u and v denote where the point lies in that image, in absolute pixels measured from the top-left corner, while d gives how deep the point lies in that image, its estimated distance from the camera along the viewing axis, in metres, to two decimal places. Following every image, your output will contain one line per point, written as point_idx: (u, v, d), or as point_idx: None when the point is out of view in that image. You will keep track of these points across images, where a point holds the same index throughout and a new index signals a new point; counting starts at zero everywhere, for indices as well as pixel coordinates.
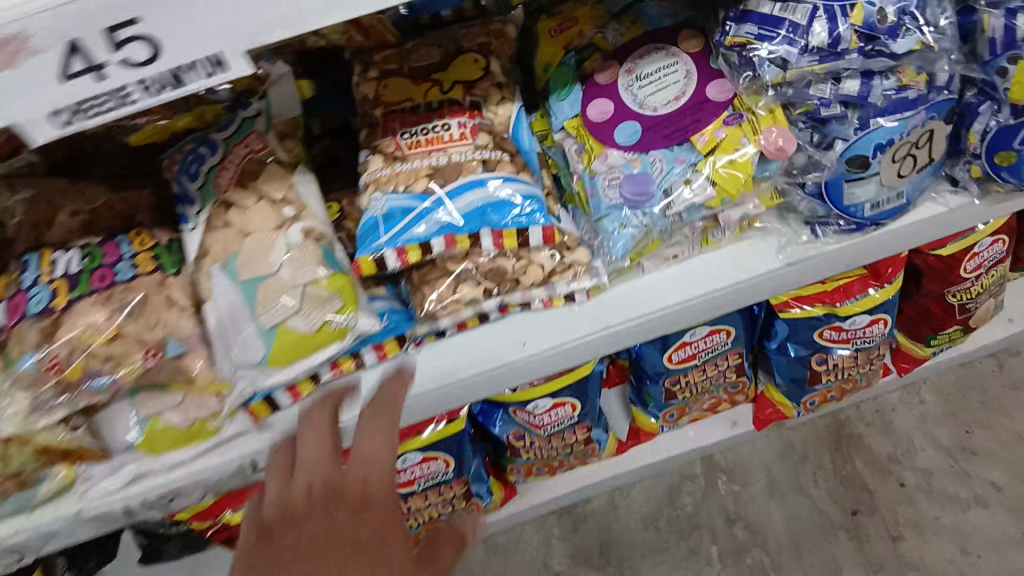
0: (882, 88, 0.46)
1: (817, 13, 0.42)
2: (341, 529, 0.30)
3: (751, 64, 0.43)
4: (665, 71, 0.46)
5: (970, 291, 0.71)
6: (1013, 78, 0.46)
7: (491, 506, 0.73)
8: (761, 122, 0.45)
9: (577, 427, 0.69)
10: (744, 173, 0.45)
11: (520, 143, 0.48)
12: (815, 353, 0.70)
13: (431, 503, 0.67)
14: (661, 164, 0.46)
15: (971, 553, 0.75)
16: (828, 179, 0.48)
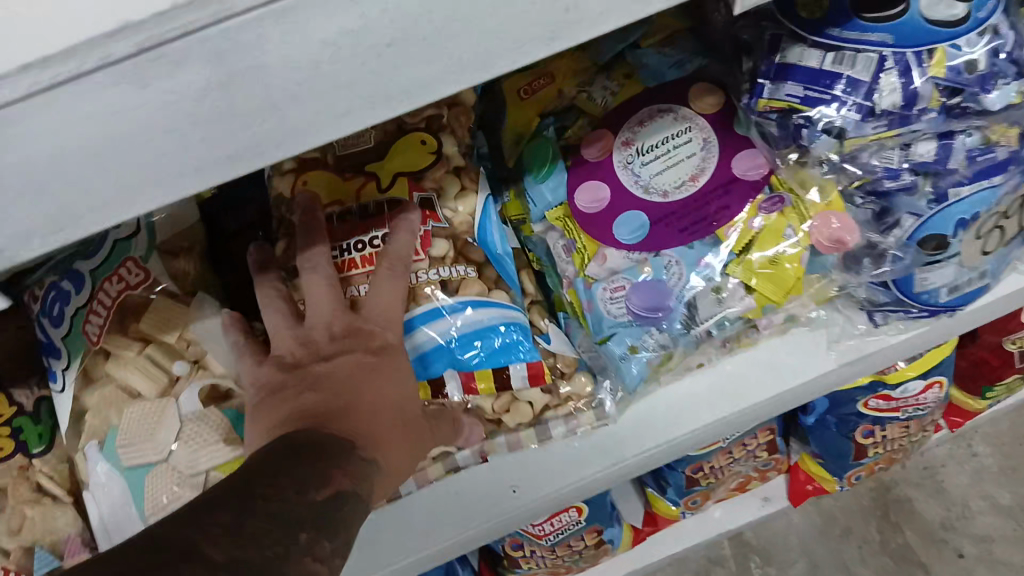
0: (964, 148, 0.33)
1: (886, 64, 0.31)
2: (357, 461, 0.26)
3: (794, 135, 0.33)
4: (675, 144, 0.36)
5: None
6: None
7: None
8: (811, 208, 0.35)
9: (584, 532, 0.58)
10: (795, 273, 0.35)
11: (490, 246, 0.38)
12: (859, 424, 0.58)
13: None
14: (678, 266, 0.36)
15: None
16: (893, 267, 0.36)
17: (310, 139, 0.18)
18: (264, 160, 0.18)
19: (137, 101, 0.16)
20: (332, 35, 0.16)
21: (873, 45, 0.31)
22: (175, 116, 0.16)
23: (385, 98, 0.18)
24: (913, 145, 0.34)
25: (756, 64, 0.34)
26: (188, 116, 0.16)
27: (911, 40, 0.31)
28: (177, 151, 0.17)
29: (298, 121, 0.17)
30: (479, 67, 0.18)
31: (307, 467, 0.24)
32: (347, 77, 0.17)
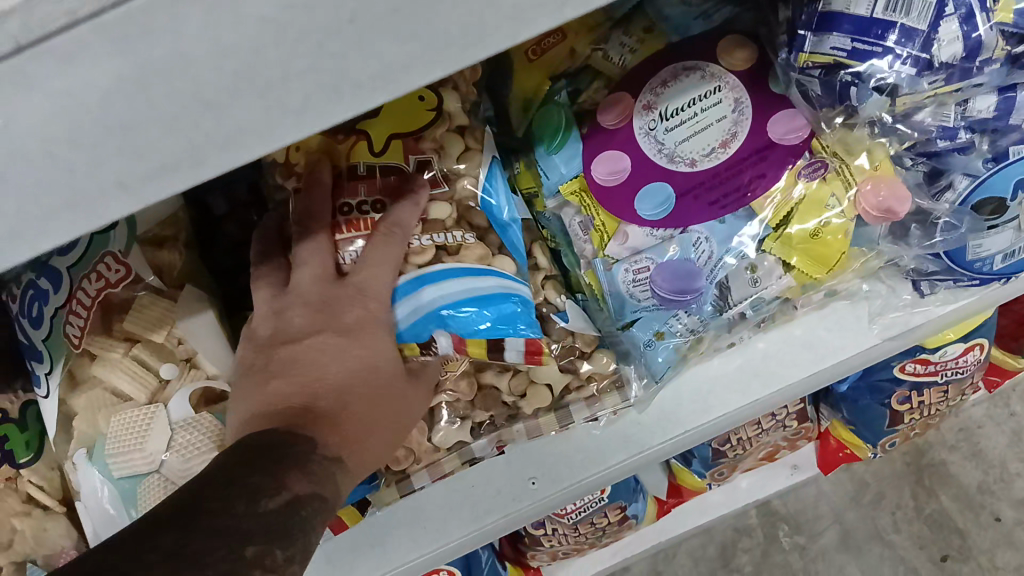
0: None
1: (946, 11, 0.27)
2: (320, 460, 0.24)
3: (838, 93, 0.29)
4: (703, 106, 0.33)
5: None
6: None
7: None
8: (857, 175, 0.32)
9: (608, 509, 0.56)
10: (838, 246, 0.33)
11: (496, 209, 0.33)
12: (896, 390, 0.55)
13: None
14: (708, 245, 0.33)
15: None
16: (949, 236, 0.33)
17: (261, 142, 0.15)
18: (205, 169, 0.15)
19: (34, 104, 0.13)
20: (273, 12, 0.13)
21: None
22: (84, 121, 0.13)
23: (352, 87, 0.15)
24: (973, 100, 0.30)
25: (792, 15, 0.30)
26: (97, 121, 0.13)
27: None
28: (98, 165, 0.14)
29: (241, 121, 0.14)
30: (466, 46, 0.15)
31: (266, 473, 0.22)
32: (299, 65, 0.14)
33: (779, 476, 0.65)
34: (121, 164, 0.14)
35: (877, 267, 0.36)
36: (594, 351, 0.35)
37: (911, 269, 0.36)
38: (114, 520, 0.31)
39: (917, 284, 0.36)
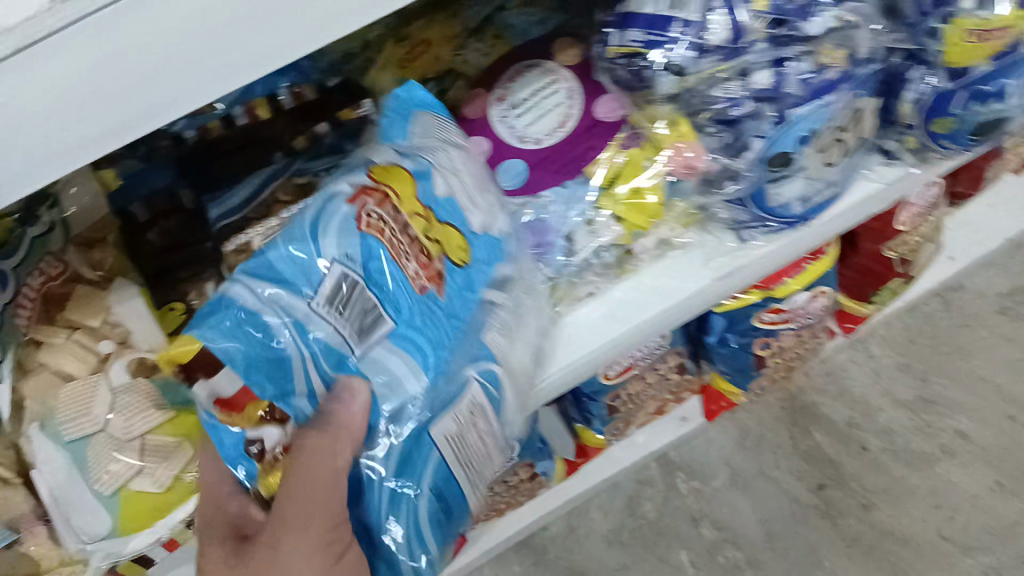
0: (797, 73, 0.37)
1: (713, 4, 0.35)
2: None
3: (638, 73, 0.37)
4: (543, 95, 0.40)
5: (909, 241, 0.67)
6: (947, 40, 0.40)
7: None
8: (665, 139, 0.40)
9: (519, 467, 0.62)
10: (656, 198, 0.41)
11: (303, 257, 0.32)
12: (755, 337, 0.63)
13: None
14: (555, 205, 0.41)
15: (945, 508, 0.73)
16: (747, 188, 0.40)
17: (178, 104, 0.22)
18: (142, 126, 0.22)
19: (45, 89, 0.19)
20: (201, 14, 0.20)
21: None
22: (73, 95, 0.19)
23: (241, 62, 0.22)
24: (752, 74, 0.37)
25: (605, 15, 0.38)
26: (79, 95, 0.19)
27: None
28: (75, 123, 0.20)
29: (161, 97, 0.21)
30: (317, 39, 0.23)
31: None
32: (209, 49, 0.21)
33: (671, 427, 0.73)
34: (84, 127, 0.20)
35: (693, 213, 0.44)
36: None
37: (731, 223, 0.43)
38: (66, 482, 0.36)
39: (739, 232, 0.43)
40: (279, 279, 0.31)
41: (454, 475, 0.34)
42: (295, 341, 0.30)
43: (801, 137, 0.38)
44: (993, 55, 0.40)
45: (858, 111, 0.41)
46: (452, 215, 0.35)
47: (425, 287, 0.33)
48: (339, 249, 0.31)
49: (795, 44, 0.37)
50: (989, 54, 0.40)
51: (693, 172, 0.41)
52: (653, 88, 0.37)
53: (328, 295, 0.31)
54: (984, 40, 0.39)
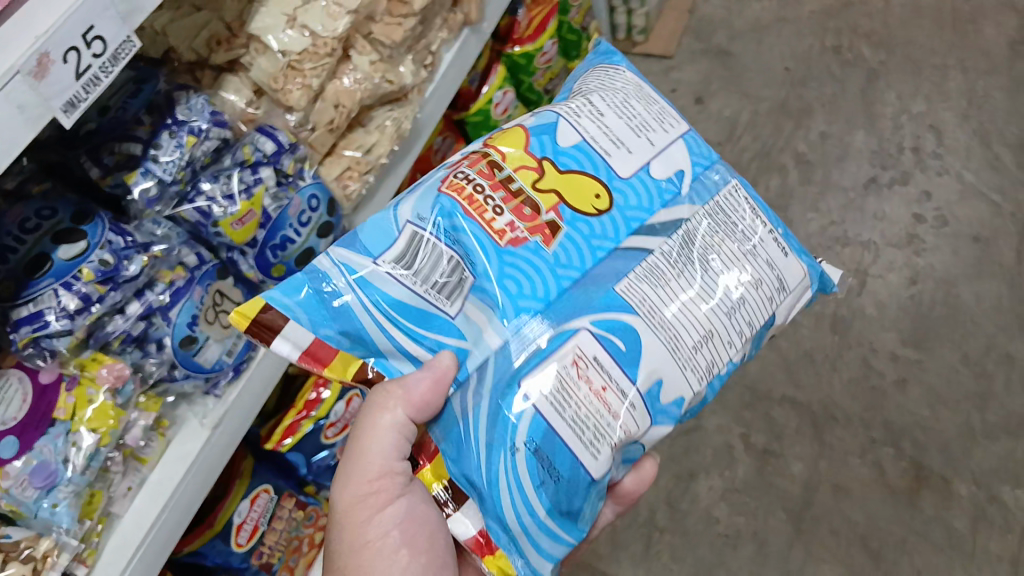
0: (152, 297, 0.68)
1: (57, 287, 0.62)
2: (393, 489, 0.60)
3: (44, 347, 0.62)
4: (3, 390, 0.62)
5: None
6: (226, 232, 0.71)
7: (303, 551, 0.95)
8: (91, 371, 0.65)
9: (284, 499, 0.93)
10: (110, 406, 0.65)
11: (366, 253, 0.59)
12: (335, 450, 0.96)
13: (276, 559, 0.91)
14: (47, 446, 0.62)
15: None
16: (183, 362, 0.69)
17: None
18: None
19: None
20: None
21: (43, 285, 0.61)
22: None
23: None
24: (125, 310, 0.67)
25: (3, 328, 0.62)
26: None
27: (59, 273, 0.62)
28: None
29: None
30: None
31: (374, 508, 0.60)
32: None
33: None
34: None
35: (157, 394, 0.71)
36: (39, 542, 0.62)
37: (200, 389, 0.74)
38: None
39: (211, 391, 0.74)
40: (368, 251, 0.59)
41: (549, 423, 0.56)
42: (362, 297, 0.57)
43: (189, 324, 0.69)
44: (258, 225, 0.72)
45: (217, 290, 0.72)
46: (595, 160, 0.63)
47: (510, 239, 0.59)
48: (411, 219, 0.59)
49: (129, 282, 0.66)
50: (256, 226, 0.72)
51: (128, 378, 0.66)
52: (59, 350, 0.63)
53: (395, 258, 0.58)
54: (243, 223, 0.71)
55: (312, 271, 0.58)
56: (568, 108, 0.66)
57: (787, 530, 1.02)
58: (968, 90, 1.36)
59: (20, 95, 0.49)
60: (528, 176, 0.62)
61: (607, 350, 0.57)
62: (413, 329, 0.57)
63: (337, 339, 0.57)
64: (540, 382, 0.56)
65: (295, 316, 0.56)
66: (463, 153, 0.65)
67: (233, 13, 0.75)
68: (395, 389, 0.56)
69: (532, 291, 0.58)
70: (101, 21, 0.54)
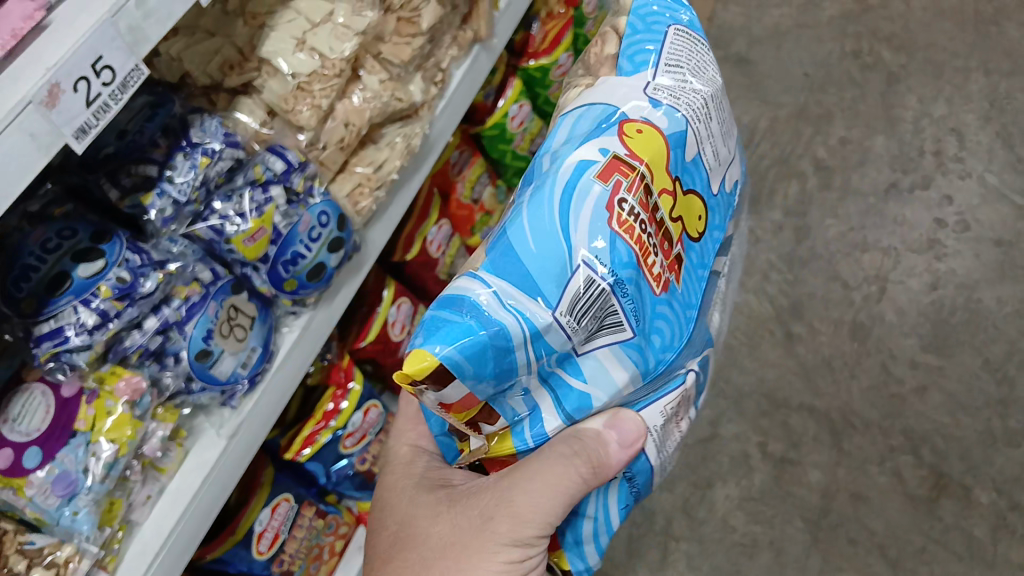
0: (169, 312, 0.70)
1: (77, 300, 0.64)
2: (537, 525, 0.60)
3: (65, 361, 0.65)
4: (26, 403, 0.64)
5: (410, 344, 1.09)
6: (238, 248, 0.73)
7: (325, 556, 0.98)
8: (110, 383, 0.68)
9: (305, 507, 0.95)
10: (128, 418, 0.67)
11: (538, 292, 0.51)
12: (353, 460, 0.98)
13: (296, 564, 0.93)
14: (68, 457, 0.65)
15: None
16: (197, 374, 0.71)
17: None
18: None
19: None
20: None
21: (63, 301, 0.64)
22: None
23: None
24: (142, 324, 0.69)
25: (12, 332, 0.65)
26: None
27: (79, 289, 0.64)
28: None
29: None
30: None
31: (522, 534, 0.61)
32: None
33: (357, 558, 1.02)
34: None
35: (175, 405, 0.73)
36: (63, 546, 0.64)
37: (217, 402, 0.75)
38: None
39: (227, 403, 0.76)
40: (539, 298, 0.51)
41: (653, 459, 0.62)
42: (529, 350, 0.51)
43: (204, 338, 0.71)
44: (270, 241, 0.74)
45: (232, 305, 0.74)
46: (699, 173, 0.62)
47: (662, 286, 0.57)
48: (581, 254, 0.52)
49: (146, 297, 0.68)
50: (267, 243, 0.74)
51: (145, 391, 0.68)
52: (79, 364, 0.65)
53: (566, 309, 0.51)
54: (255, 239, 0.73)
55: (479, 312, 0.49)
56: (692, 113, 0.61)
57: (804, 538, 1.09)
58: (990, 91, 1.38)
59: (31, 123, 0.53)
60: (667, 203, 0.58)
61: (693, 384, 0.64)
62: (549, 370, 0.54)
63: (484, 392, 0.51)
64: (651, 417, 0.60)
65: (466, 381, 0.48)
66: (602, 148, 0.55)
67: (243, 39, 0.77)
68: (592, 452, 0.56)
69: (671, 339, 0.58)
70: (110, 51, 0.57)
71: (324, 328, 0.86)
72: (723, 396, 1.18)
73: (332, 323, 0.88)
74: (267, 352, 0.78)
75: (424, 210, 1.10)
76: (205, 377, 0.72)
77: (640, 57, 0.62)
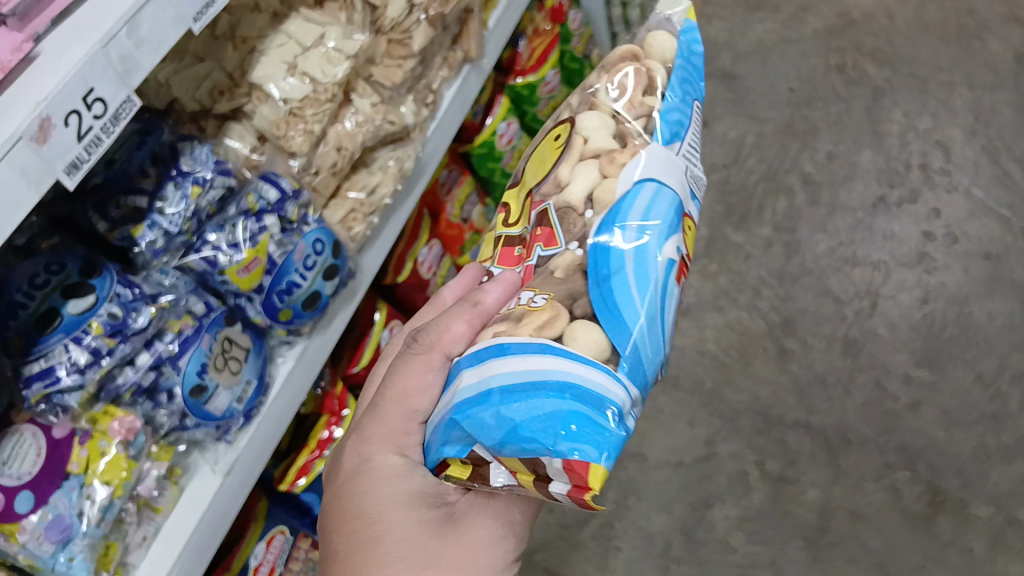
0: (161, 347, 0.68)
1: (67, 337, 0.62)
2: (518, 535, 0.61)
3: (57, 402, 0.63)
4: (16, 445, 0.61)
5: None
6: (232, 280, 0.71)
7: None
8: (103, 424, 0.65)
9: (300, 538, 0.93)
10: (122, 460, 0.65)
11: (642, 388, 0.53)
12: None
13: None
14: (62, 500, 0.62)
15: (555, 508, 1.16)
16: (190, 409, 0.69)
17: None
18: None
19: None
20: None
21: (54, 341, 0.62)
22: None
23: None
24: (135, 361, 0.67)
25: None
26: None
27: (70, 328, 0.63)
28: None
29: None
30: None
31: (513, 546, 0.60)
32: None
33: None
34: None
35: (169, 442, 0.71)
36: None
37: (212, 437, 0.73)
38: None
39: (222, 438, 0.74)
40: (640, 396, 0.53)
41: None
42: None
43: (198, 372, 0.69)
44: (264, 272, 0.73)
45: (225, 336, 0.72)
46: None
47: None
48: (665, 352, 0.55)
49: (140, 332, 0.66)
50: (261, 273, 0.73)
51: (139, 429, 0.66)
52: (71, 406, 0.63)
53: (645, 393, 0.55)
54: (249, 270, 0.72)
55: (618, 416, 0.49)
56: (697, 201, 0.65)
57: (804, 557, 1.09)
58: (974, 105, 1.39)
59: (20, 159, 0.50)
60: None
61: None
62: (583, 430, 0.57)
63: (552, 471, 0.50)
64: None
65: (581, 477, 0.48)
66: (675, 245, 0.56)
67: (233, 63, 0.76)
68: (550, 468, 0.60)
69: None
70: (101, 83, 0.55)
71: (319, 357, 0.84)
72: (717, 415, 1.18)
73: (326, 353, 0.86)
74: (262, 385, 0.76)
75: (414, 231, 1.08)
76: (198, 415, 0.70)
77: (676, 128, 0.60)
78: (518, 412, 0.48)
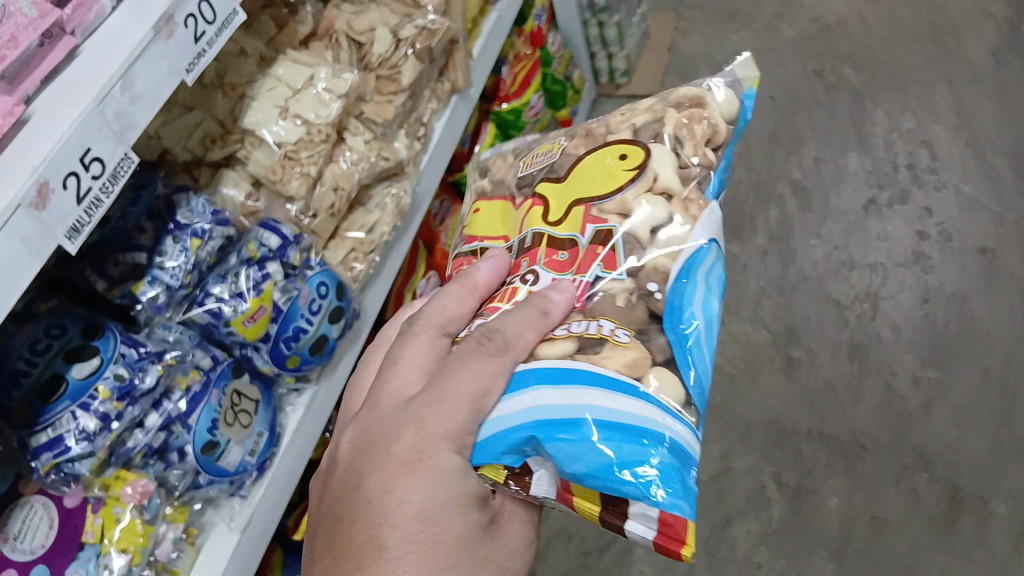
0: (170, 406, 0.66)
1: (74, 403, 0.60)
2: None
3: (68, 471, 0.60)
4: (27, 518, 0.59)
5: None
6: (239, 330, 0.70)
7: None
8: (117, 489, 0.63)
9: None
10: (137, 526, 0.63)
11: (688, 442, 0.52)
12: None
13: None
14: (78, 571, 0.61)
15: (573, 535, 1.16)
16: (203, 467, 0.67)
17: None
18: None
19: None
20: None
21: (60, 408, 0.60)
22: None
23: None
24: (144, 422, 0.64)
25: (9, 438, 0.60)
26: None
27: (76, 394, 0.60)
28: None
29: None
30: None
31: None
32: None
33: None
34: None
35: (183, 502, 0.69)
36: None
37: (226, 493, 0.71)
38: None
39: (236, 493, 0.72)
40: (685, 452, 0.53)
41: None
42: None
43: (209, 428, 0.67)
44: (270, 320, 0.71)
45: (234, 389, 0.70)
46: None
47: None
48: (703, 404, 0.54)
49: (148, 392, 0.64)
50: (267, 321, 0.71)
51: (153, 491, 0.64)
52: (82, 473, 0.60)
53: None
54: (255, 320, 0.70)
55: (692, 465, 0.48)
56: None
57: (830, 568, 1.07)
58: (955, 102, 1.41)
59: (21, 227, 0.49)
60: None
61: None
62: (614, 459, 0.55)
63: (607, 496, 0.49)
64: None
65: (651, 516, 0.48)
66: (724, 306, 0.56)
67: (224, 110, 0.75)
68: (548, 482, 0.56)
69: None
70: (97, 141, 0.53)
71: (328, 402, 0.83)
72: (730, 429, 1.18)
73: (334, 397, 0.84)
74: (274, 436, 0.74)
75: (411, 266, 1.07)
76: (210, 473, 0.68)
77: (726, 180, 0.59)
78: (616, 451, 0.46)
